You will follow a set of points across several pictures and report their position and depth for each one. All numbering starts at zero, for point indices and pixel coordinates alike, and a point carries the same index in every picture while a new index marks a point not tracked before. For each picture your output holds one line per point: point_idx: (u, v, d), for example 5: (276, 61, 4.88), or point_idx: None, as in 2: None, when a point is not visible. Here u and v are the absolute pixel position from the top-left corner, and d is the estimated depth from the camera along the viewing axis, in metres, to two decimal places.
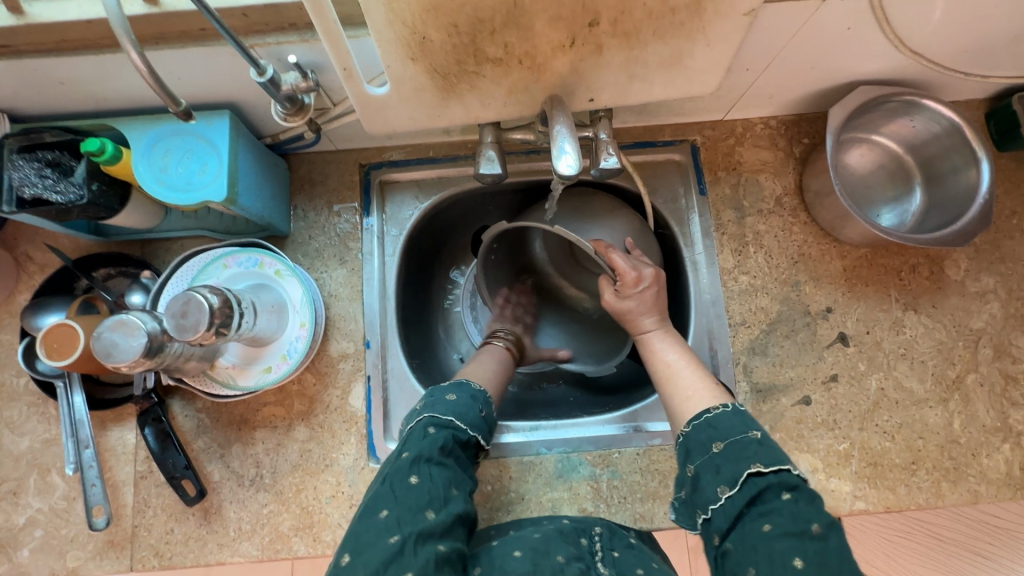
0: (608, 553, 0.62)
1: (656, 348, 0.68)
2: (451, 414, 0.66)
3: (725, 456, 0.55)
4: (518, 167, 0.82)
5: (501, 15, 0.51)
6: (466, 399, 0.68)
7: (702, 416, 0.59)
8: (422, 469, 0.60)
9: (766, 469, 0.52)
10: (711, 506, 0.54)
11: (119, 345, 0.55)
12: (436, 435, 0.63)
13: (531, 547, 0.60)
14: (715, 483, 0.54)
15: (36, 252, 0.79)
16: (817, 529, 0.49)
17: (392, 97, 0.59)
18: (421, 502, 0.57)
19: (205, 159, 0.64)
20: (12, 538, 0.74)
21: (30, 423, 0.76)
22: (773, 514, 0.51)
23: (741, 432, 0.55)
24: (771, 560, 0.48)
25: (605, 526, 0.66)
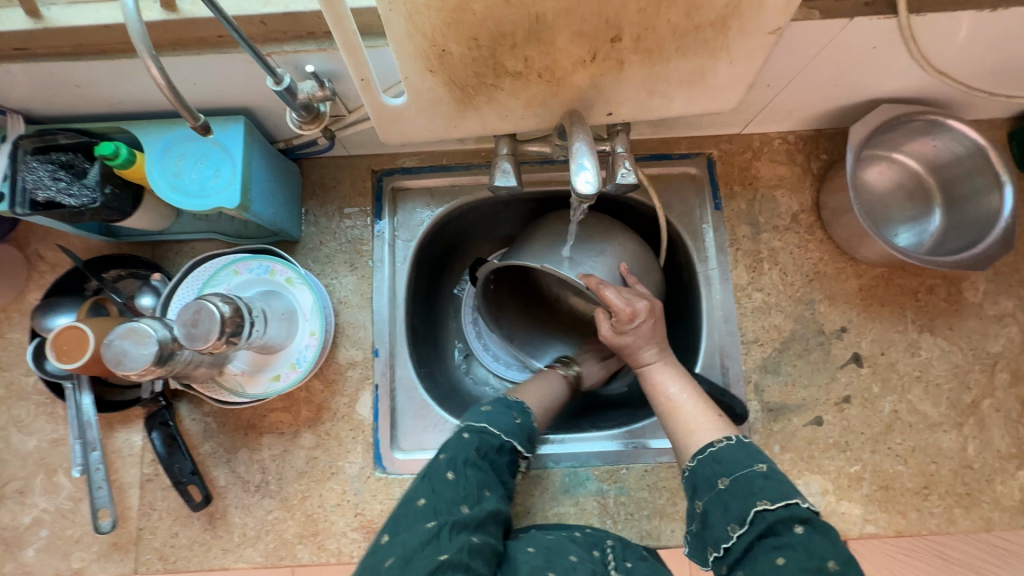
0: (621, 564, 0.61)
1: (659, 381, 0.67)
2: (485, 421, 0.67)
3: (732, 492, 0.54)
4: (533, 177, 0.81)
5: (523, 30, 0.50)
6: (503, 408, 0.69)
7: (707, 450, 0.58)
8: (458, 467, 0.61)
9: (774, 504, 0.52)
10: (722, 544, 0.53)
11: (130, 353, 0.54)
12: (473, 436, 0.65)
13: (544, 546, 0.61)
14: (726, 520, 0.53)
15: (47, 251, 0.78)
16: (832, 565, 0.48)
17: (409, 107, 0.58)
18: (456, 496, 0.59)
19: (219, 164, 0.63)
20: (18, 537, 0.74)
21: (38, 423, 0.76)
22: (787, 547, 0.50)
23: (749, 464, 0.55)
24: None
25: (618, 538, 0.65)
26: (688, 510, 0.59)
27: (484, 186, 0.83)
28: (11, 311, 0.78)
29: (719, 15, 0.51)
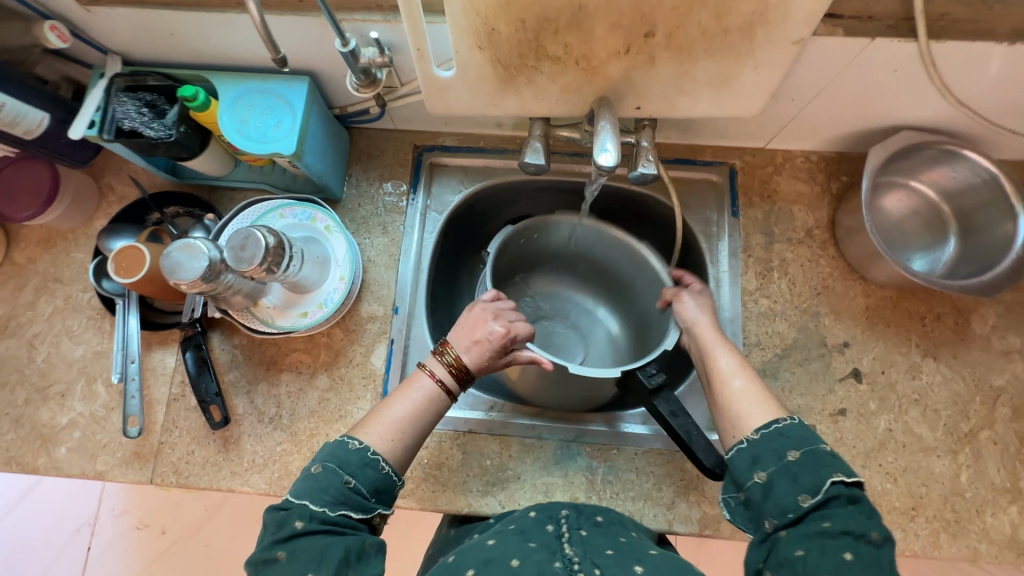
0: (575, 533, 0.64)
1: (711, 351, 0.66)
2: (311, 485, 0.57)
3: (803, 464, 0.52)
4: (562, 167, 0.86)
5: (565, 17, 0.55)
6: (331, 466, 0.58)
7: (772, 425, 0.56)
8: (289, 546, 0.53)
9: (847, 479, 0.51)
10: (788, 513, 0.51)
11: (183, 265, 0.61)
12: (302, 515, 0.55)
13: (483, 562, 0.57)
14: (794, 491, 0.51)
15: (118, 184, 0.87)
16: (876, 535, 0.48)
17: (456, 81, 0.64)
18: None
19: (281, 117, 0.71)
20: (54, 435, 0.81)
21: (87, 334, 0.84)
22: (835, 515, 0.49)
23: (814, 442, 0.54)
24: (826, 559, 0.47)
25: (571, 508, 0.69)
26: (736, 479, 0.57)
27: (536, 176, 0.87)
28: (79, 233, 0.87)
29: (746, 22, 0.55)
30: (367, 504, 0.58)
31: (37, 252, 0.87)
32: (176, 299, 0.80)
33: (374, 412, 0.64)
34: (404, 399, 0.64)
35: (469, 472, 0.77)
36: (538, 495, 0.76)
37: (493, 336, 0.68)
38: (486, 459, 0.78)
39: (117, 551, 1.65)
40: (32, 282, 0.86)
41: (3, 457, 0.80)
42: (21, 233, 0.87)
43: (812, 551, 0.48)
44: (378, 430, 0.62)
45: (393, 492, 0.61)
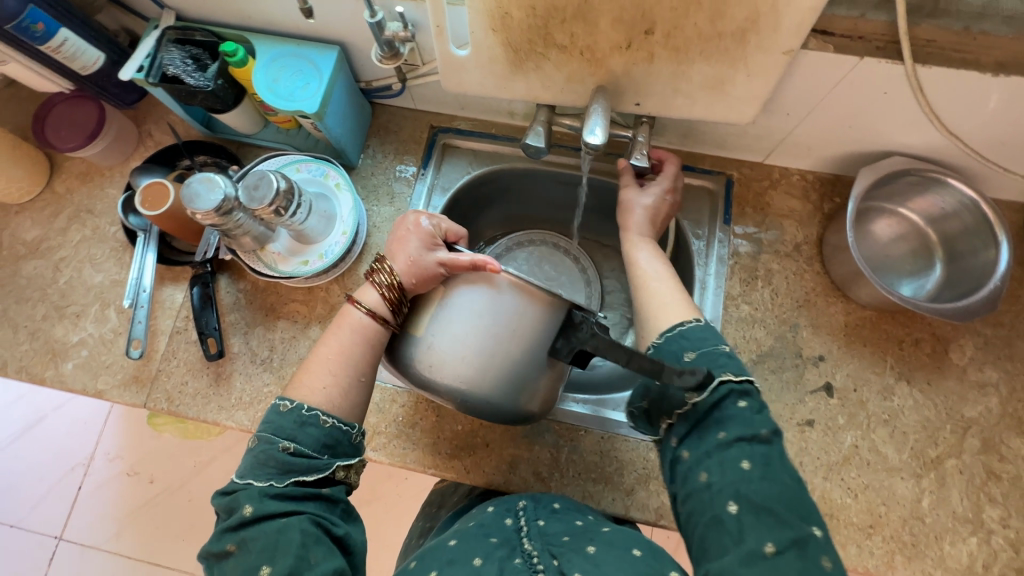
0: (534, 525, 0.65)
1: (633, 254, 0.73)
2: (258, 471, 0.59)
3: (695, 366, 0.58)
4: (565, 160, 0.91)
5: (572, 8, 0.60)
6: (270, 437, 0.61)
7: (675, 329, 0.62)
8: (241, 537, 0.56)
9: (734, 377, 0.57)
10: (679, 410, 0.58)
11: (200, 196, 0.67)
12: (251, 501, 0.57)
13: (447, 562, 0.60)
14: (685, 389, 0.58)
15: (156, 131, 0.95)
16: (765, 433, 0.54)
17: (470, 60, 0.70)
18: (251, 564, 0.54)
19: (309, 79, 0.77)
20: (64, 350, 0.87)
21: (108, 263, 0.90)
22: (728, 423, 0.55)
23: (712, 343, 0.61)
24: (722, 467, 0.53)
25: (529, 500, 0.70)
26: (645, 388, 0.63)
27: (538, 163, 0.92)
28: (115, 172, 0.94)
29: (739, 28, 0.59)
30: (318, 462, 0.61)
31: (75, 184, 0.94)
32: (193, 239, 0.86)
33: (311, 360, 0.67)
34: (341, 332, 0.67)
35: (440, 435, 0.80)
36: (502, 465, 0.79)
37: (416, 229, 0.68)
38: (458, 424, 0.80)
39: (106, 494, 1.71)
40: (66, 211, 0.93)
41: (16, 365, 0.86)
42: (65, 165, 0.95)
43: (714, 475, 0.53)
44: (315, 389, 0.65)
45: (346, 442, 0.64)
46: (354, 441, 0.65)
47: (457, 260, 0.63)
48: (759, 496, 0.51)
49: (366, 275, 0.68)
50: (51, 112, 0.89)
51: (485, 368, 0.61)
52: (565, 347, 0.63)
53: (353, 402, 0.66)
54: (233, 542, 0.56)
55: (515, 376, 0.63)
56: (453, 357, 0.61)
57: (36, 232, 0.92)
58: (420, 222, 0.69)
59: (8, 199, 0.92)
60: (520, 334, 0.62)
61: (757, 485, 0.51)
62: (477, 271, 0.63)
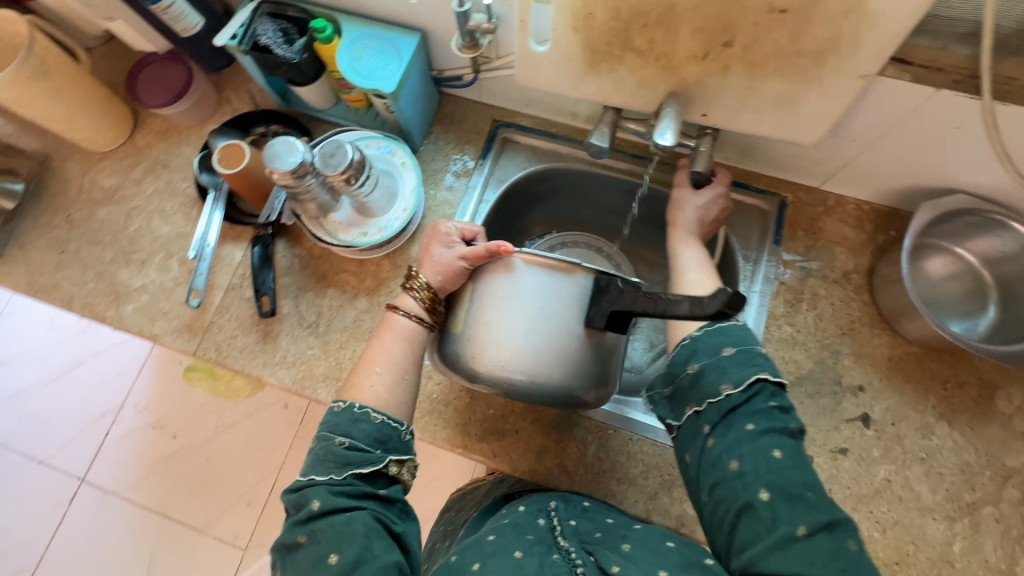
0: (567, 523, 0.67)
1: (678, 248, 0.75)
2: (323, 467, 0.62)
3: (733, 361, 0.59)
4: (621, 165, 0.93)
5: (655, 14, 0.62)
6: (331, 433, 0.63)
7: (714, 325, 0.62)
8: (310, 530, 0.59)
9: (771, 377, 0.58)
10: (708, 400, 0.58)
11: (280, 156, 0.71)
12: (318, 496, 0.60)
13: (487, 557, 0.60)
14: (720, 381, 0.58)
15: (235, 98, 1.00)
16: (794, 429, 0.57)
17: (547, 56, 0.72)
18: (321, 556, 0.57)
19: (389, 61, 0.81)
20: (126, 293, 0.91)
21: (176, 216, 0.95)
22: (757, 416, 0.56)
23: (750, 345, 0.61)
24: (755, 456, 0.54)
25: (560, 501, 0.72)
26: (669, 374, 0.63)
27: (594, 167, 0.94)
28: (192, 132, 1.00)
29: (819, 49, 0.60)
30: (373, 456, 0.63)
31: (154, 139, 1.00)
32: (258, 202, 0.90)
33: (364, 363, 0.70)
34: (392, 338, 0.70)
35: (471, 417, 0.82)
36: (529, 453, 0.80)
37: (439, 233, 0.72)
38: (491, 408, 0.82)
39: (130, 443, 1.77)
40: (143, 163, 0.99)
41: (81, 302, 0.91)
42: (146, 121, 1.01)
43: (746, 462, 0.54)
44: (365, 389, 0.68)
45: (397, 439, 0.66)
46: (404, 438, 0.66)
47: (475, 251, 0.66)
48: (792, 484, 0.53)
49: (401, 286, 0.72)
50: (143, 70, 0.95)
51: (532, 349, 0.63)
52: (598, 313, 0.63)
53: (399, 401, 0.69)
54: (302, 535, 0.59)
55: (557, 357, 0.64)
56: (494, 342, 0.64)
57: (113, 180, 0.98)
58: (438, 227, 0.73)
59: (93, 147, 0.97)
60: (559, 311, 0.64)
61: (789, 474, 0.53)
62: (495, 257, 0.66)
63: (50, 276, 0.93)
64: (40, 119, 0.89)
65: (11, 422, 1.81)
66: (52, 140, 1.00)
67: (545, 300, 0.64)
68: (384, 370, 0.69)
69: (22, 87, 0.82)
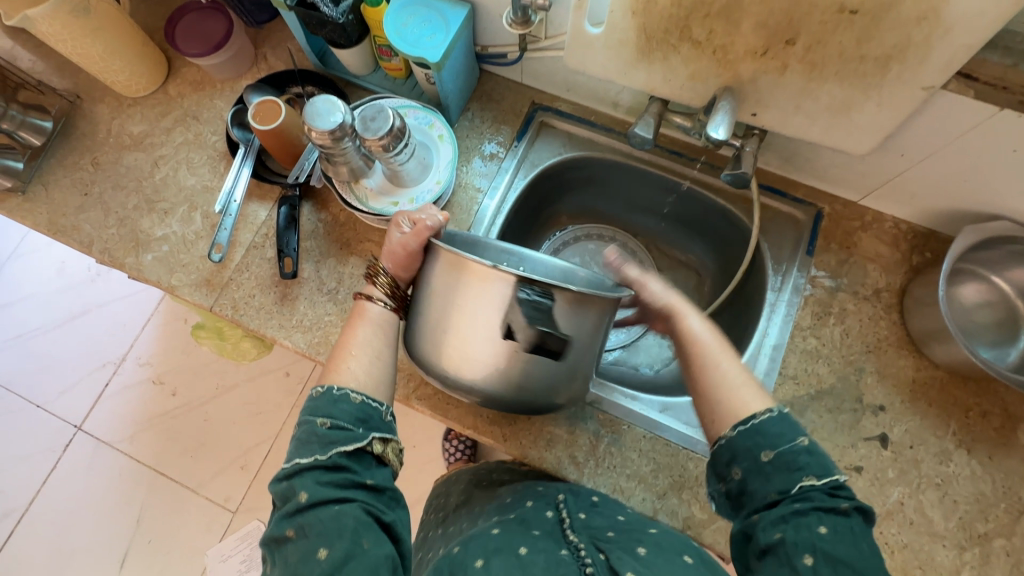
0: (575, 517, 0.68)
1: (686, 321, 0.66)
2: (307, 456, 0.61)
3: (775, 466, 0.56)
4: (659, 161, 0.91)
5: (720, 4, 0.61)
6: (315, 421, 0.62)
7: (749, 422, 0.58)
8: (298, 524, 0.58)
9: (817, 479, 0.54)
10: (758, 507, 0.56)
11: (321, 114, 0.69)
12: (305, 487, 0.59)
13: (491, 551, 0.63)
14: (766, 491, 0.55)
15: (271, 56, 0.99)
16: (845, 506, 0.54)
17: (600, 39, 0.70)
18: (311, 551, 0.56)
19: (436, 30, 0.79)
20: (146, 242, 0.90)
21: (203, 169, 0.94)
22: (805, 502, 0.54)
23: (790, 439, 0.56)
24: (802, 538, 0.52)
25: (568, 494, 0.73)
26: (715, 475, 0.60)
27: (631, 159, 0.93)
28: (227, 86, 0.98)
29: (885, 54, 0.58)
30: (356, 434, 0.62)
31: (187, 89, 0.99)
32: (288, 161, 0.89)
33: (341, 348, 0.70)
34: (365, 326, 0.71)
35: None
36: (540, 441, 0.79)
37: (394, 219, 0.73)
38: None
39: (129, 396, 1.77)
40: (174, 113, 0.97)
41: (101, 246, 0.90)
42: (180, 70, 0.99)
43: (790, 532, 0.53)
44: (343, 372, 0.68)
45: (379, 418, 0.66)
46: (386, 418, 0.66)
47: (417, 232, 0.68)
48: (839, 551, 0.52)
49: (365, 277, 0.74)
50: (183, 20, 0.94)
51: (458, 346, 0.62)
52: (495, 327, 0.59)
53: (379, 380, 0.69)
54: (291, 528, 0.59)
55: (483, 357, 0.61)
56: (426, 332, 0.64)
57: (142, 127, 0.97)
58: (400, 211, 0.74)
59: (125, 91, 0.96)
60: (480, 316, 0.59)
61: (837, 546, 0.52)
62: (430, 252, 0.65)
63: (72, 218, 0.92)
64: (75, 56, 0.87)
65: (12, 364, 1.81)
66: (84, 81, 0.99)
67: (465, 301, 0.60)
68: (360, 354, 0.69)
69: (62, 21, 0.81)
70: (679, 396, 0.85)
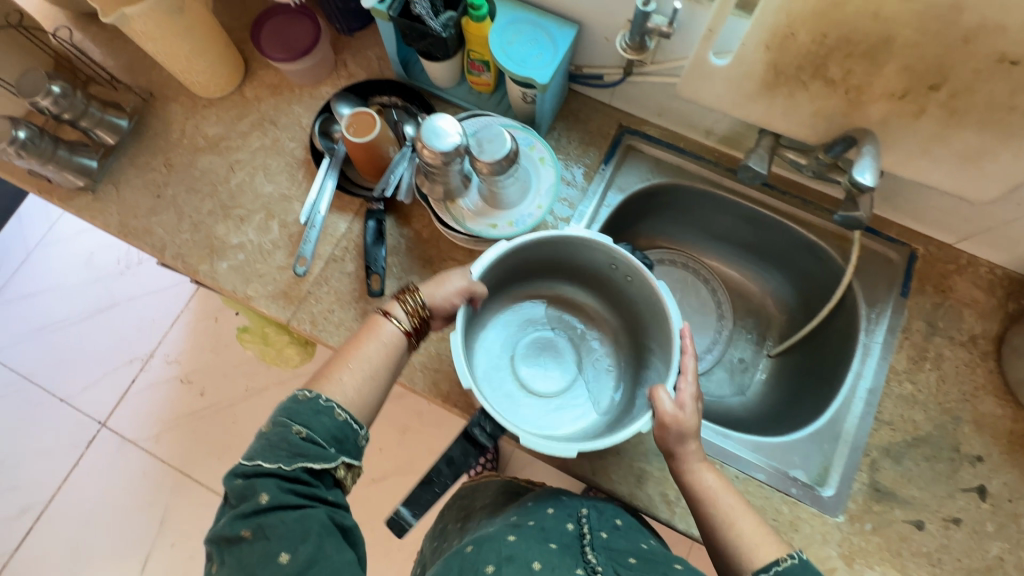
0: (597, 535, 0.65)
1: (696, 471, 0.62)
2: (269, 456, 0.57)
3: None
4: (751, 193, 0.90)
5: (866, 45, 0.59)
6: (284, 423, 0.59)
7: (771, 570, 0.54)
8: (253, 526, 0.54)
9: None
10: None
11: (437, 135, 0.67)
12: (268, 490, 0.55)
13: (505, 559, 0.58)
14: None
15: (352, 63, 0.96)
16: None
17: (723, 71, 0.68)
18: (269, 553, 0.53)
19: (543, 50, 0.77)
20: (222, 249, 0.88)
21: (280, 176, 0.91)
22: None
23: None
24: None
25: (592, 510, 0.70)
26: None
27: (719, 188, 0.91)
28: (305, 91, 0.96)
29: None
30: (327, 453, 0.59)
31: (265, 93, 0.96)
32: (374, 174, 0.86)
33: (339, 358, 0.65)
34: (371, 342, 0.66)
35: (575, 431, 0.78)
36: (630, 476, 0.77)
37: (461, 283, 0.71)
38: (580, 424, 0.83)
39: (156, 394, 1.73)
40: (251, 117, 0.95)
41: (174, 251, 0.88)
42: (258, 72, 0.97)
43: None
44: (334, 381, 0.63)
45: (353, 441, 0.62)
46: (360, 441, 0.63)
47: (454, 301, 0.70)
48: None
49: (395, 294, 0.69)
50: (269, 22, 0.91)
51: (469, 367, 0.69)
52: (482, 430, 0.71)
53: (367, 403, 0.64)
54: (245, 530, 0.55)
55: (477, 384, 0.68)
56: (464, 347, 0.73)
57: (218, 129, 0.94)
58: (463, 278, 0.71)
59: (202, 92, 0.93)
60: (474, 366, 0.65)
61: None
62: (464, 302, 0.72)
63: (144, 220, 0.89)
64: (160, 55, 0.85)
65: (35, 355, 1.77)
66: (157, 78, 0.96)
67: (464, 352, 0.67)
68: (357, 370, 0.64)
69: (156, 21, 0.78)
70: (766, 436, 0.83)
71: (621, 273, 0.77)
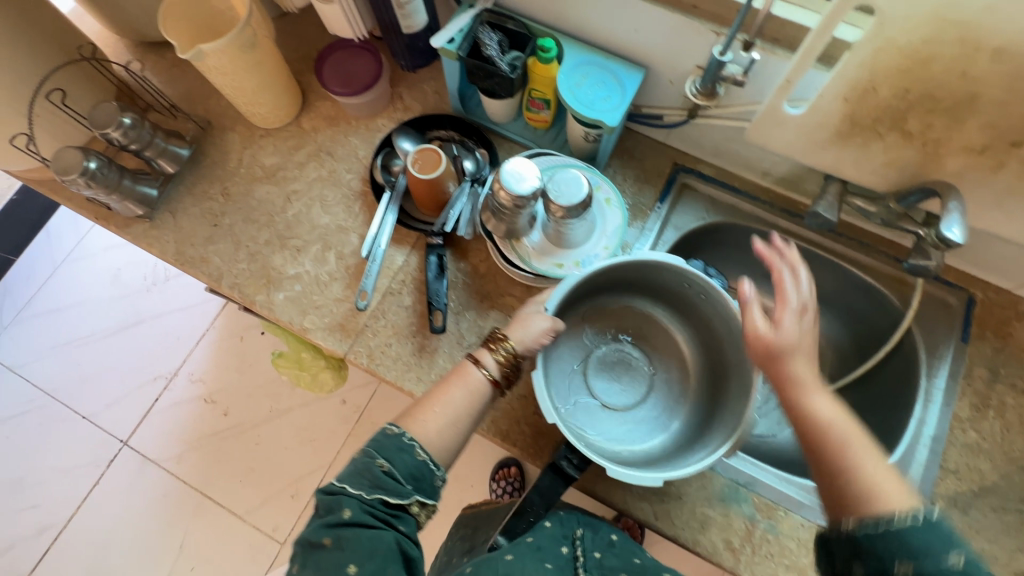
0: (592, 556, 0.76)
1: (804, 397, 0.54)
2: (354, 477, 0.56)
3: None
4: (808, 235, 0.90)
5: (950, 102, 0.60)
6: (371, 450, 0.58)
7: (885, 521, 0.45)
8: (330, 535, 0.54)
9: None
10: None
11: (516, 181, 0.68)
12: (348, 505, 0.55)
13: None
14: None
15: (408, 96, 0.97)
16: None
17: (796, 119, 0.69)
18: (338, 565, 0.52)
19: (610, 92, 0.78)
20: (278, 280, 0.88)
21: (337, 207, 0.91)
22: None
23: (936, 557, 0.43)
24: None
25: (586, 530, 0.79)
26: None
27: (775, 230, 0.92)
28: (361, 123, 0.96)
29: None
30: (403, 489, 0.57)
31: (321, 124, 0.97)
32: (434, 208, 0.87)
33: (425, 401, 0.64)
34: (459, 388, 0.65)
35: None
36: (693, 522, 0.76)
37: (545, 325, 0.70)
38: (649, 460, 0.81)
39: (179, 413, 1.72)
40: (307, 147, 0.95)
41: (231, 281, 0.88)
42: (315, 104, 0.98)
43: None
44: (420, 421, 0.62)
45: (430, 482, 0.60)
46: (436, 484, 0.60)
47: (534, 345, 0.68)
48: None
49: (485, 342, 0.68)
50: (331, 56, 0.92)
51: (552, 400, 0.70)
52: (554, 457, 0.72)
53: (445, 445, 0.62)
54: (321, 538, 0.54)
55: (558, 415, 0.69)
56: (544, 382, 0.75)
57: (275, 159, 0.95)
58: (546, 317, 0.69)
59: (261, 123, 0.94)
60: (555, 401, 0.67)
61: None
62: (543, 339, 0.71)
63: (200, 249, 0.89)
64: (226, 88, 0.86)
65: (59, 371, 1.76)
66: (215, 108, 0.97)
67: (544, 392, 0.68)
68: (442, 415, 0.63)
69: (228, 57, 0.79)
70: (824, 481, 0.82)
71: (694, 290, 0.76)
